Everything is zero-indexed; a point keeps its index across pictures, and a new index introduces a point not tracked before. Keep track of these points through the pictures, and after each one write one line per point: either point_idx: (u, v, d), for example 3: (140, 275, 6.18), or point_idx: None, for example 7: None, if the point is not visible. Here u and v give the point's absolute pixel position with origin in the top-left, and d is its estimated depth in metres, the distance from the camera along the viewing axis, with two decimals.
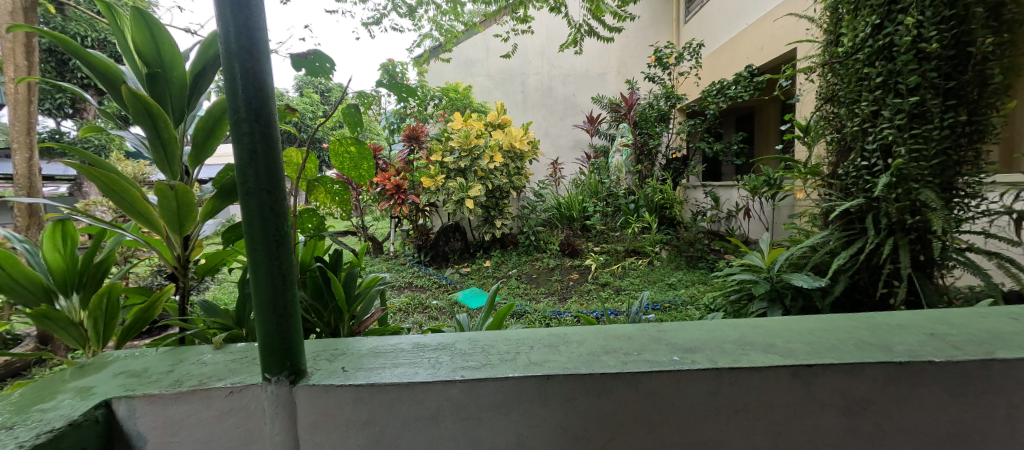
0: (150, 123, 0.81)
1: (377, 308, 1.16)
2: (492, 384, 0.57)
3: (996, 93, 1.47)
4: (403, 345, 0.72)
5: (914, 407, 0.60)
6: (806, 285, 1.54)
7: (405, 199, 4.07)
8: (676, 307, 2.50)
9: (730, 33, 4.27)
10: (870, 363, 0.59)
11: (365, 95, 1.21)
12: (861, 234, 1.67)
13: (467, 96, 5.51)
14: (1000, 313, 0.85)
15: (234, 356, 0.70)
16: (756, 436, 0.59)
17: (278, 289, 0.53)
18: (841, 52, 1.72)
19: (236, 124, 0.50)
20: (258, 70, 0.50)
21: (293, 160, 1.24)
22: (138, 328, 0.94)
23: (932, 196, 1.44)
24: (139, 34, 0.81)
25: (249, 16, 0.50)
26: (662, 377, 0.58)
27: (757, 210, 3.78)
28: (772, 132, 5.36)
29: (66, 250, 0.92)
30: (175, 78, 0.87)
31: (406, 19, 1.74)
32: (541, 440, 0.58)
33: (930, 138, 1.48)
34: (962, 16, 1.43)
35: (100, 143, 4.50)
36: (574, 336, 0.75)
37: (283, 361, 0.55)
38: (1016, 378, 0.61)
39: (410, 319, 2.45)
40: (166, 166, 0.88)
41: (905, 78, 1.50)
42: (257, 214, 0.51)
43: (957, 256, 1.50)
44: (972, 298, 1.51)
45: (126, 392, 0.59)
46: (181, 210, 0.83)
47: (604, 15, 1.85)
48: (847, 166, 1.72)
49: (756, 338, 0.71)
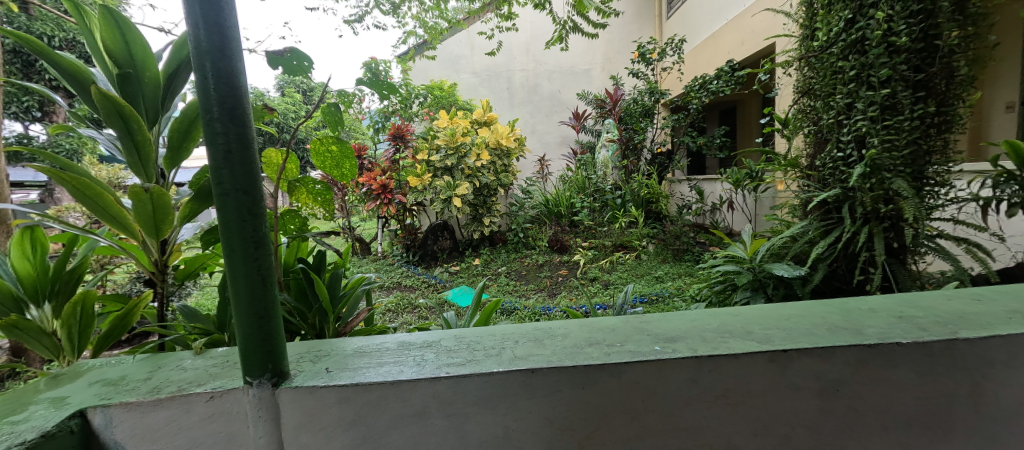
0: (122, 125, 0.79)
1: (364, 308, 1.14)
2: (477, 379, 0.57)
3: (963, 84, 1.51)
4: (388, 343, 0.72)
5: (883, 387, 0.62)
6: (787, 274, 1.59)
7: (391, 199, 4.08)
8: (663, 299, 2.54)
9: (712, 28, 4.31)
10: (842, 346, 0.61)
11: (346, 95, 1.19)
12: (838, 223, 1.72)
13: (452, 93, 5.43)
14: (964, 294, 0.89)
15: (216, 360, 0.69)
16: (734, 421, 0.61)
17: (258, 290, 0.53)
18: (817, 46, 1.76)
19: (209, 125, 0.49)
20: (230, 70, 0.50)
21: (272, 160, 1.19)
22: (116, 336, 0.91)
23: (903, 185, 1.50)
24: (109, 34, 0.79)
25: (219, 14, 0.49)
26: (645, 366, 0.59)
27: (740, 202, 3.85)
28: (753, 126, 5.45)
29: (37, 258, 0.88)
30: (149, 78, 0.85)
31: (390, 16, 1.72)
32: (527, 433, 0.59)
33: (901, 129, 1.53)
34: (930, 10, 1.48)
35: (72, 147, 4.36)
36: (559, 329, 0.76)
37: (265, 363, 0.55)
38: (979, 355, 0.64)
39: (399, 320, 2.44)
40: (141, 169, 0.86)
41: (878, 71, 1.55)
42: (233, 215, 0.51)
43: (928, 243, 1.56)
44: (943, 282, 1.60)
45: (102, 401, 0.58)
46: (157, 214, 0.81)
47: (588, 11, 1.82)
48: (824, 157, 1.77)
49: (734, 325, 0.72)
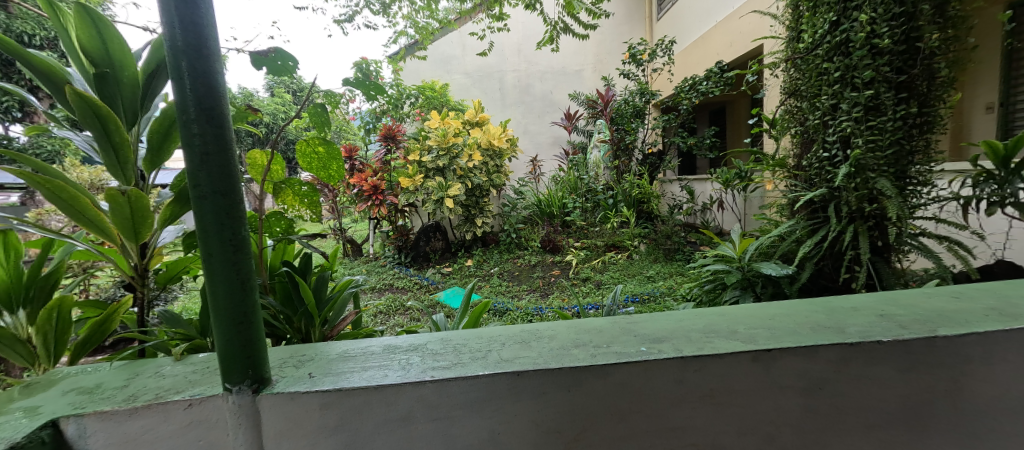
0: (99, 126, 0.77)
1: (351, 311, 1.12)
2: (462, 382, 0.57)
3: (944, 86, 1.54)
4: (373, 347, 0.71)
5: (866, 385, 0.63)
6: (775, 273, 1.61)
7: (382, 200, 4.05)
8: (655, 299, 2.55)
9: (702, 29, 4.35)
10: (825, 345, 0.61)
11: (333, 95, 1.17)
12: (825, 223, 1.74)
13: (444, 94, 5.41)
14: (944, 292, 0.90)
15: (196, 366, 0.67)
16: (720, 420, 0.62)
17: (238, 295, 0.52)
18: (802, 48, 1.78)
19: (186, 126, 0.48)
20: (208, 70, 0.49)
21: (256, 162, 1.17)
22: (95, 341, 0.89)
23: (887, 185, 1.52)
24: (85, 32, 0.77)
25: (195, 12, 0.48)
26: (632, 367, 0.59)
27: (730, 202, 3.89)
28: (742, 126, 5.52)
29: (10, 263, 0.86)
30: (127, 77, 0.83)
31: (380, 16, 1.70)
32: (514, 436, 0.59)
33: (885, 130, 1.56)
34: (911, 12, 1.51)
35: (53, 149, 4.26)
36: (546, 331, 0.76)
37: (245, 369, 0.54)
38: (958, 352, 0.65)
39: (391, 322, 2.42)
40: (119, 172, 0.84)
41: (861, 73, 1.57)
42: (212, 219, 0.49)
43: (911, 241, 1.59)
44: (926, 279, 1.63)
45: (76, 410, 0.56)
46: (136, 217, 0.80)
47: (579, 12, 1.82)
48: (810, 157, 1.79)
49: (719, 325, 0.73)
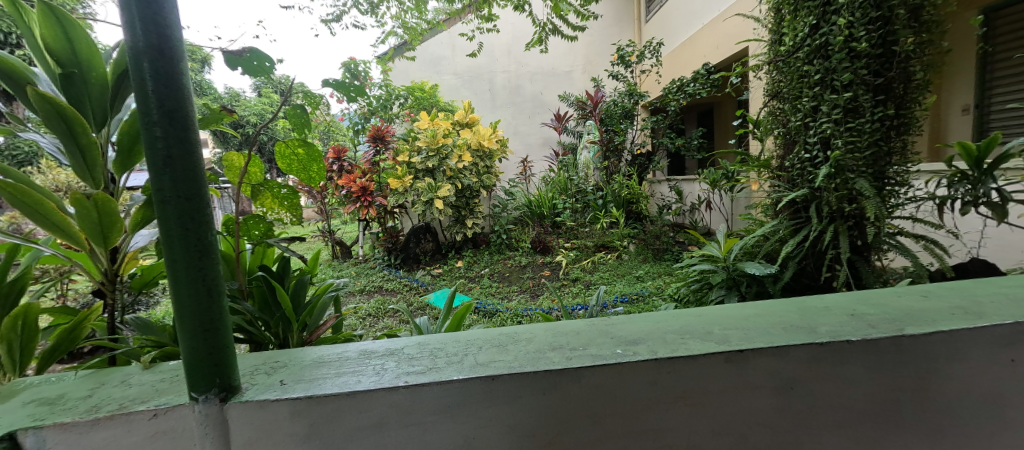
0: (64, 128, 0.75)
1: (331, 315, 1.11)
2: (435, 387, 0.56)
3: (919, 88, 1.58)
4: (349, 352, 0.70)
5: (836, 383, 0.64)
6: (759, 272, 1.64)
7: (371, 201, 4.02)
8: (643, 298, 2.57)
9: (688, 32, 4.39)
10: (796, 345, 0.62)
11: (313, 96, 1.16)
12: (806, 222, 1.77)
13: (433, 94, 5.39)
14: (916, 291, 0.92)
15: (164, 375, 0.66)
16: (694, 421, 0.62)
17: (203, 301, 0.50)
18: (784, 50, 1.81)
19: (148, 129, 0.47)
20: (171, 71, 0.48)
21: (234, 164, 1.15)
22: (63, 349, 0.86)
23: (865, 185, 1.55)
24: (49, 31, 0.75)
25: (157, 12, 0.47)
26: (606, 369, 0.59)
27: (717, 202, 3.94)
28: (730, 127, 5.59)
29: None
30: (95, 78, 0.81)
31: (367, 16, 1.69)
32: (488, 441, 0.58)
33: (863, 131, 1.59)
34: (887, 17, 1.54)
35: (31, 150, 4.15)
36: (525, 333, 0.76)
37: (212, 378, 0.52)
38: (925, 351, 0.66)
39: (380, 324, 2.40)
40: (87, 175, 0.82)
41: (840, 75, 1.61)
42: (175, 223, 0.48)
43: (889, 240, 1.62)
44: (904, 277, 1.67)
45: (34, 422, 0.54)
46: (104, 222, 0.77)
47: (567, 14, 1.83)
48: (793, 158, 1.82)
49: (696, 326, 0.73)
